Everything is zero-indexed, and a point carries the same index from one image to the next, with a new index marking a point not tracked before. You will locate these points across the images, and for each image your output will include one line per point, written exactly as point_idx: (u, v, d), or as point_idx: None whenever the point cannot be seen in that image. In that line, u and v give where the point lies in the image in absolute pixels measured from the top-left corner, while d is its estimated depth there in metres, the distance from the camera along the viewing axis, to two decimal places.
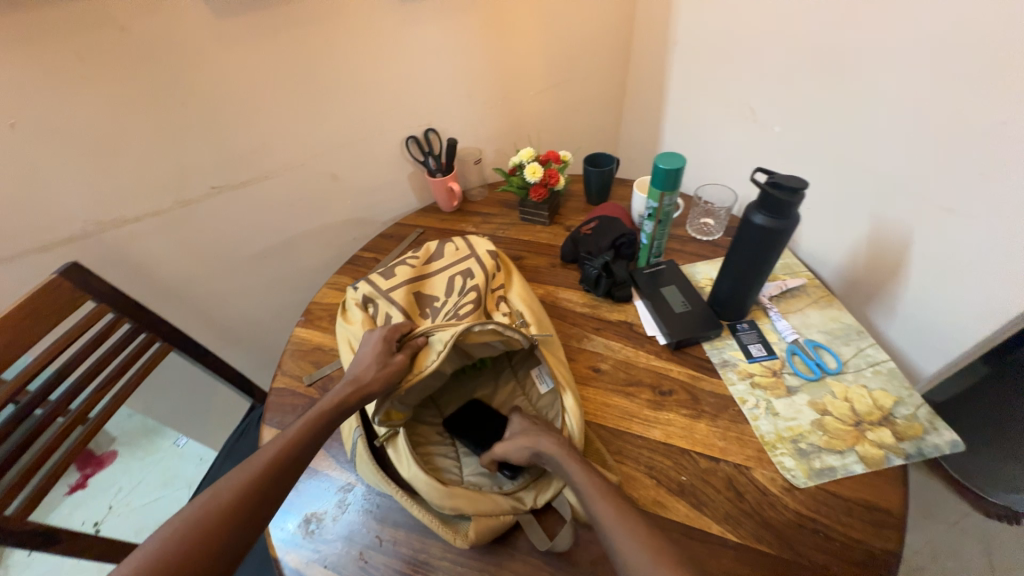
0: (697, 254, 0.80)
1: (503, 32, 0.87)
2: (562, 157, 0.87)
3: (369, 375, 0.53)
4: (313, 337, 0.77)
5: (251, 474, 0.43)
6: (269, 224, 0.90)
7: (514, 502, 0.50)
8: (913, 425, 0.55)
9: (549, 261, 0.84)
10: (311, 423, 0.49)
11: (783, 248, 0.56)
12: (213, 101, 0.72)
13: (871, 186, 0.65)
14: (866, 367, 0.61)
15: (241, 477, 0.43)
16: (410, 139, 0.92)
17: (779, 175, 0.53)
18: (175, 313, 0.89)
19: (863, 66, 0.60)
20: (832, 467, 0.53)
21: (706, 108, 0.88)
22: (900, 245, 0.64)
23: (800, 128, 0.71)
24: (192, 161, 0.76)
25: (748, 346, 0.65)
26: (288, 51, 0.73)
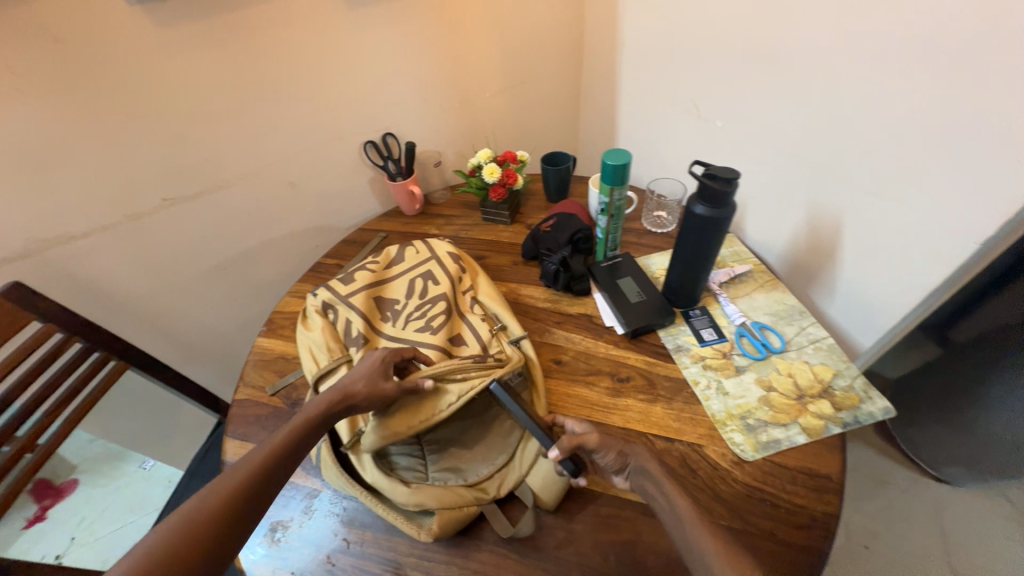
0: (652, 246, 0.84)
1: (454, 36, 0.88)
2: (519, 157, 0.89)
3: (358, 389, 0.52)
4: (276, 347, 0.76)
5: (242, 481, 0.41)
6: (226, 235, 0.89)
7: (478, 493, 0.51)
8: (850, 395, 0.59)
9: (511, 260, 0.86)
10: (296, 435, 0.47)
11: (723, 236, 0.60)
12: (159, 111, 0.71)
13: (805, 175, 0.69)
14: (807, 345, 0.65)
15: (225, 486, 0.41)
16: (368, 144, 0.92)
17: (714, 167, 0.56)
18: (129, 332, 0.87)
19: (791, 62, 0.64)
20: (777, 439, 0.56)
21: (655, 105, 0.91)
22: (833, 228, 0.68)
23: (740, 122, 0.75)
24: (140, 173, 0.74)
25: (699, 331, 0.68)
26: (235, 58, 0.72)
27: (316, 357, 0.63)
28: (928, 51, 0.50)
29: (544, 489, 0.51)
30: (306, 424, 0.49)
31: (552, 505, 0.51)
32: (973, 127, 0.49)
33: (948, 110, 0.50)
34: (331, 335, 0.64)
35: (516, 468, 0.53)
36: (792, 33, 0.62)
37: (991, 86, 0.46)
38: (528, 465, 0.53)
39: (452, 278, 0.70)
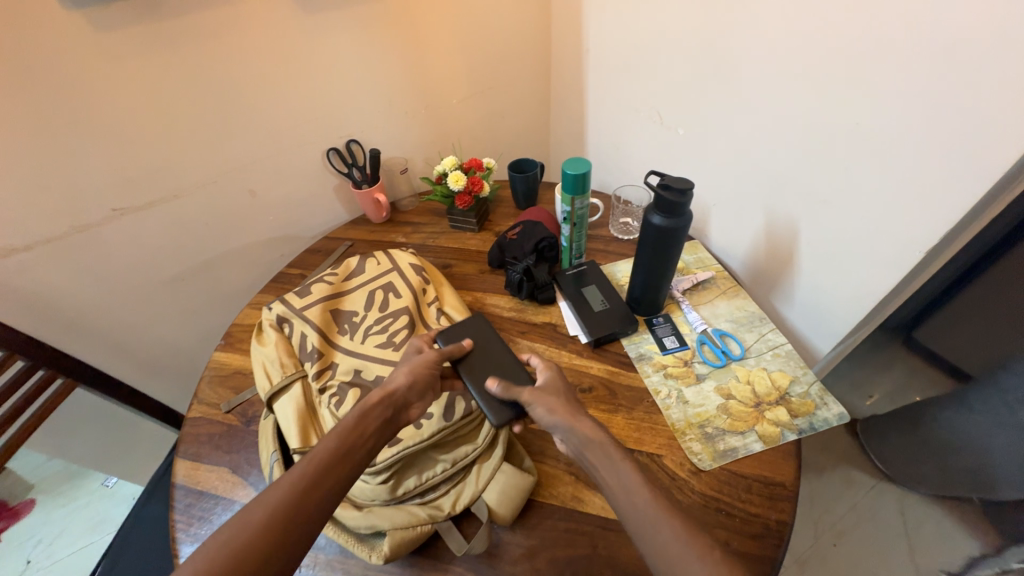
0: (618, 253, 0.84)
1: (418, 42, 0.88)
2: (485, 164, 0.88)
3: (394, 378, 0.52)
4: (232, 361, 0.74)
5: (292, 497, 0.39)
6: (184, 245, 0.86)
7: (432, 511, 0.50)
8: (806, 401, 0.60)
9: (478, 268, 0.85)
10: (349, 431, 0.45)
11: (682, 244, 0.60)
12: (106, 118, 0.68)
13: (763, 183, 0.70)
14: (766, 351, 0.66)
15: (275, 503, 0.38)
16: (331, 151, 0.91)
17: (669, 178, 0.56)
18: (83, 348, 0.83)
19: (745, 72, 0.65)
20: (734, 447, 0.56)
21: (619, 113, 0.92)
22: (790, 236, 0.69)
23: (699, 131, 0.76)
24: (87, 183, 0.71)
25: (662, 338, 0.69)
26: (187, 64, 0.70)
27: (269, 374, 0.61)
28: (871, 65, 0.51)
29: (501, 504, 0.51)
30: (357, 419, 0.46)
31: (508, 520, 0.50)
32: (918, 139, 0.50)
33: (893, 122, 0.52)
34: (285, 350, 0.63)
35: (472, 483, 0.52)
36: (746, 44, 0.63)
37: (927, 100, 0.48)
38: (483, 481, 0.52)
39: (415, 290, 0.69)
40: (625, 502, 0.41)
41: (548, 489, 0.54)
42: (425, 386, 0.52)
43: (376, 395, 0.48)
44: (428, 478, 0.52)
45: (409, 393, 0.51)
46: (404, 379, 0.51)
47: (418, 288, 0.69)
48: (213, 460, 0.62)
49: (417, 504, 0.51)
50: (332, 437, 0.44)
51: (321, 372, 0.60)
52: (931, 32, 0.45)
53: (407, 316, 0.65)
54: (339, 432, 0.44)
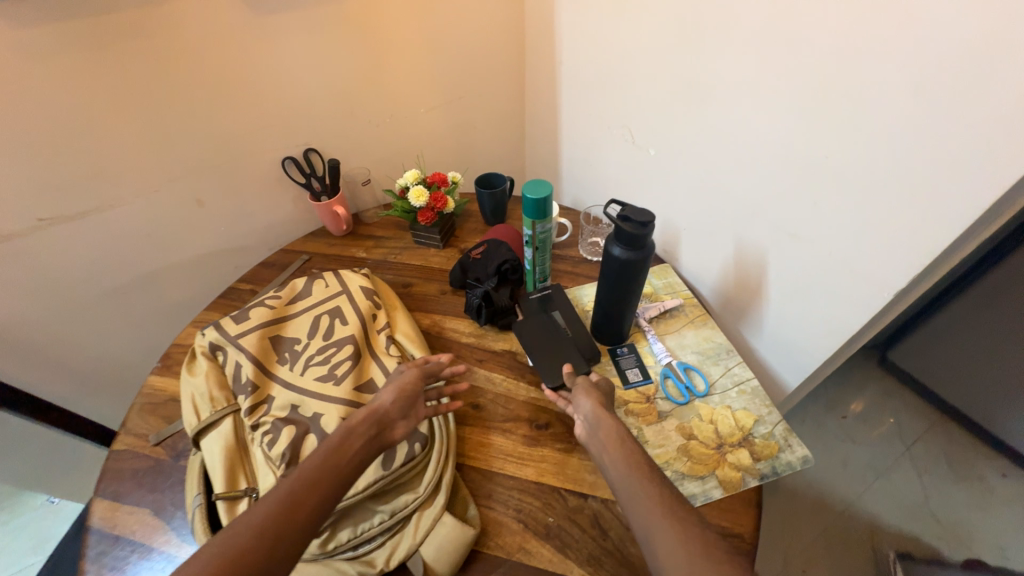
0: (586, 275, 0.81)
1: (381, 48, 0.83)
2: (449, 179, 0.85)
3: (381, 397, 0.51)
4: (167, 387, 0.69)
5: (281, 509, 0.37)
6: (124, 257, 0.80)
7: (362, 569, 0.46)
8: (769, 443, 0.57)
9: (439, 288, 0.81)
10: (335, 450, 0.43)
11: (645, 276, 0.57)
12: (29, 121, 0.62)
13: (730, 211, 0.68)
14: (731, 388, 0.63)
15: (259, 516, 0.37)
16: (287, 160, 0.86)
17: (630, 209, 0.53)
18: (8, 367, 0.76)
19: (715, 95, 0.63)
20: (693, 494, 0.53)
21: (591, 128, 0.89)
22: (758, 266, 0.67)
23: (668, 153, 0.74)
24: (10, 191, 0.65)
25: (625, 371, 0.65)
26: (121, 65, 0.65)
27: (197, 409, 0.57)
28: (840, 97, 0.49)
29: (438, 560, 0.47)
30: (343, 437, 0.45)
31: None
32: (886, 174, 0.48)
33: (860, 155, 0.50)
34: (216, 382, 0.58)
35: (411, 536, 0.48)
36: (716, 66, 0.61)
37: (896, 137, 0.46)
38: (423, 534, 0.48)
39: (364, 316, 0.65)
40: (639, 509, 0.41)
41: (493, 539, 0.50)
42: (406, 406, 0.51)
43: (358, 418, 0.47)
44: (363, 531, 0.48)
45: (396, 412, 0.50)
46: (391, 396, 0.51)
47: (366, 313, 0.66)
48: (134, 500, 0.57)
49: (347, 560, 0.47)
50: (315, 456, 0.42)
51: (254, 406, 0.56)
52: (904, 65, 0.43)
53: (352, 345, 0.61)
54: (322, 453, 0.42)
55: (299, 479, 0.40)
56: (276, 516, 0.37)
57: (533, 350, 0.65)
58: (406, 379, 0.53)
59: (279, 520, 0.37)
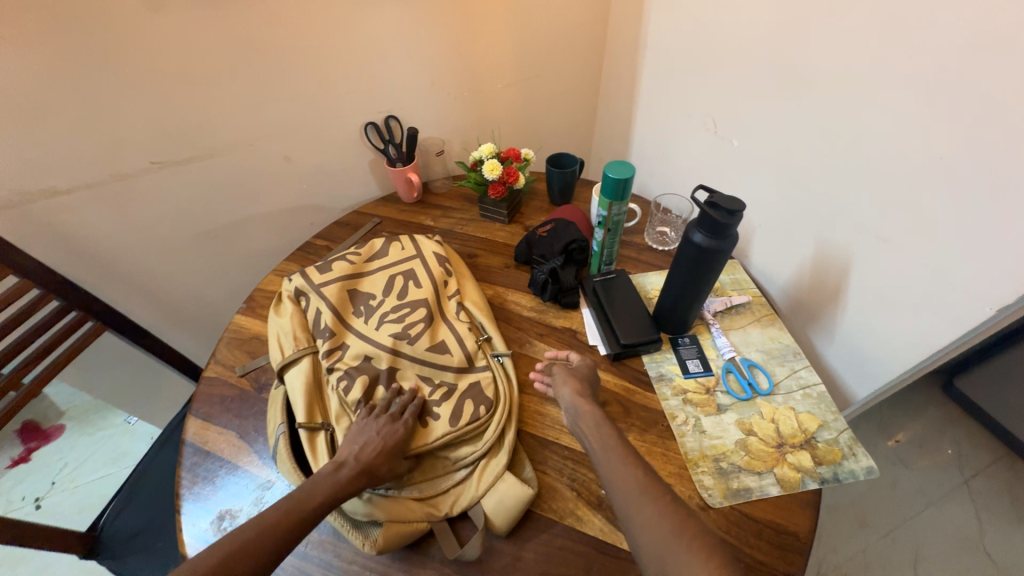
0: (651, 264, 0.80)
1: (466, 19, 0.84)
2: (522, 155, 0.86)
3: (380, 468, 0.49)
4: (251, 326, 0.74)
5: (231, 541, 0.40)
6: (218, 204, 0.87)
7: (429, 510, 0.50)
8: (833, 449, 0.56)
9: (503, 261, 0.83)
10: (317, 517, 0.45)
11: (722, 266, 0.56)
12: (148, 70, 0.68)
13: (815, 211, 0.65)
14: (796, 390, 0.62)
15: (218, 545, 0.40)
16: (369, 126, 0.89)
17: (719, 195, 0.52)
18: (114, 294, 0.85)
19: (813, 88, 0.60)
20: (748, 488, 0.53)
21: (670, 117, 0.87)
22: (840, 272, 0.64)
23: (755, 145, 0.71)
24: (129, 134, 0.72)
25: (685, 361, 0.65)
26: (231, 22, 0.70)
27: (282, 346, 0.62)
28: (962, 96, 0.45)
29: (499, 512, 0.50)
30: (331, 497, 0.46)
31: (503, 531, 0.49)
32: (1009, 183, 0.44)
33: (974, 160, 0.46)
34: (299, 324, 0.63)
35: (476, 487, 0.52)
36: (820, 53, 0.58)
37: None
38: (483, 485, 0.52)
39: (436, 281, 0.69)
40: (622, 500, 0.43)
41: (548, 502, 0.53)
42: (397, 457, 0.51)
43: (343, 475, 0.48)
44: None
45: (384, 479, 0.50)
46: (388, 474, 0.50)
47: (438, 278, 0.69)
48: (223, 423, 0.63)
49: (416, 500, 0.51)
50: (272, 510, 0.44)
51: (331, 351, 0.60)
52: None
53: (424, 308, 0.65)
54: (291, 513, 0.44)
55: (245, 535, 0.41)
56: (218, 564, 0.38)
57: (611, 311, 0.68)
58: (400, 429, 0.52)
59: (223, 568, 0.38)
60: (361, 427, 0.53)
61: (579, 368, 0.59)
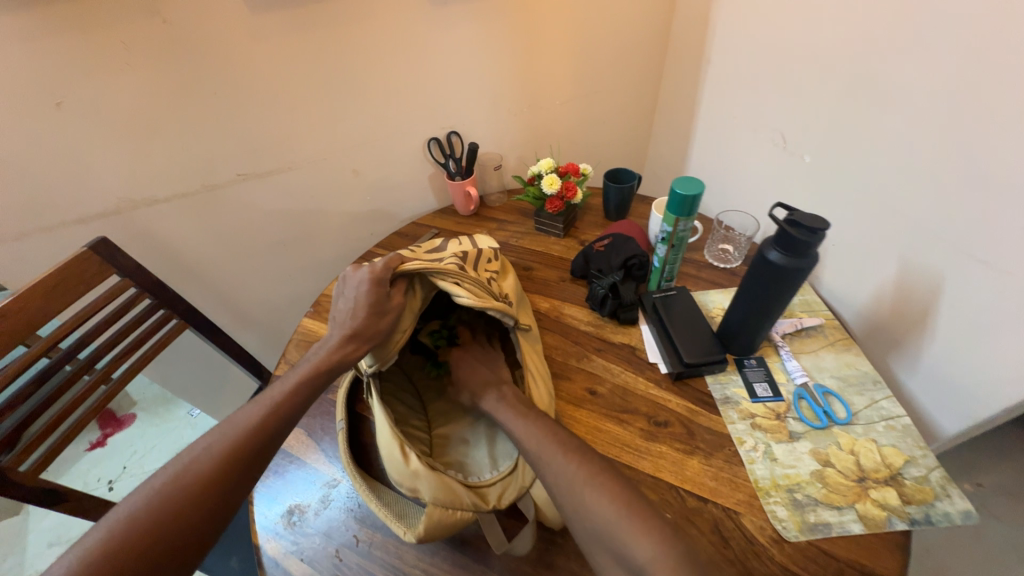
0: (713, 282, 0.78)
1: (532, 40, 0.87)
2: (581, 170, 0.87)
3: (361, 326, 0.55)
4: (318, 329, 0.78)
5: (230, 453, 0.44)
6: (290, 213, 0.93)
7: (476, 499, 0.48)
8: (922, 488, 0.51)
9: (558, 275, 0.83)
10: (302, 381, 0.51)
11: (800, 285, 0.54)
12: (243, 91, 0.75)
13: (901, 232, 0.61)
14: (878, 421, 0.58)
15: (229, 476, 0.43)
16: (432, 141, 0.93)
17: (800, 213, 0.50)
18: (194, 292, 0.93)
19: (899, 101, 0.57)
20: (827, 523, 0.50)
21: (735, 133, 0.86)
22: (927, 297, 0.60)
23: (828, 163, 0.69)
24: (221, 148, 0.79)
25: (753, 384, 0.63)
26: (317, 48, 0.75)
27: None
28: None
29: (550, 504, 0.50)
30: (317, 370, 0.52)
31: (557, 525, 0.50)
32: None
33: None
34: None
35: (522, 481, 0.51)
36: (907, 66, 0.55)
37: None
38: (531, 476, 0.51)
39: (480, 255, 0.68)
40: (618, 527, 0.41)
41: None
42: (373, 304, 0.56)
43: (331, 340, 0.54)
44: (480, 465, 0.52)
45: (374, 341, 0.55)
46: (367, 328, 0.55)
47: (481, 256, 0.68)
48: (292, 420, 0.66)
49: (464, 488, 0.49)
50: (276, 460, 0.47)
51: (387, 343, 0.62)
52: None
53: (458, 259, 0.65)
54: (265, 405, 0.48)
55: (203, 450, 0.43)
56: (186, 498, 0.40)
57: (673, 328, 0.66)
58: (365, 272, 0.58)
59: (195, 507, 0.40)
60: (344, 291, 0.59)
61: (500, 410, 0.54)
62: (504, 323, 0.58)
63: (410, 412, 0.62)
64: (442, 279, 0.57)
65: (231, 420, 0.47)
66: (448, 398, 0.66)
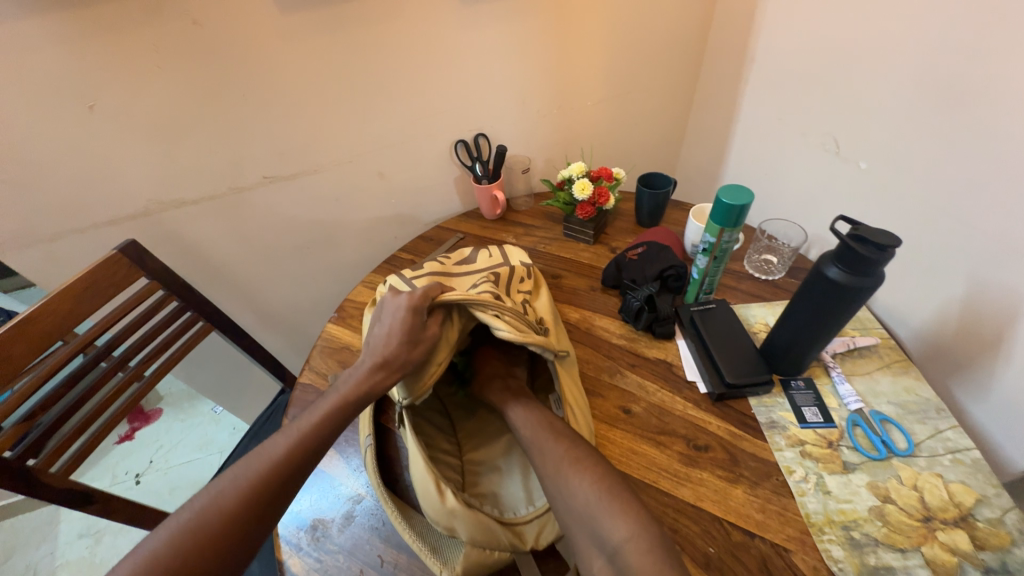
0: (754, 294, 0.73)
1: (565, 38, 0.84)
2: (614, 175, 0.83)
3: (393, 354, 0.53)
4: (342, 336, 0.77)
5: (250, 484, 0.43)
6: (315, 216, 0.92)
7: (514, 540, 0.48)
8: (998, 532, 0.46)
9: (588, 284, 0.80)
10: (329, 412, 0.50)
11: (860, 304, 0.49)
12: (272, 94, 0.74)
13: (974, 248, 0.56)
14: (943, 454, 0.53)
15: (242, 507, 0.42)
16: (459, 143, 0.91)
17: (866, 227, 0.45)
18: (218, 293, 0.93)
19: (976, 104, 0.52)
20: (889, 567, 0.45)
21: (781, 135, 0.81)
22: (1002, 320, 0.54)
23: (888, 170, 0.64)
24: (248, 151, 0.78)
25: (801, 408, 0.58)
26: (345, 49, 0.73)
27: None
28: None
29: None
30: (344, 401, 0.51)
31: None
32: None
33: None
34: None
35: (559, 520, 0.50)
36: (988, 66, 0.50)
37: None
38: None
39: (513, 275, 0.68)
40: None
41: None
42: (408, 332, 0.54)
43: (361, 368, 0.53)
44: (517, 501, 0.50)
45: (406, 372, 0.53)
46: (400, 357, 0.53)
47: (513, 277, 0.68)
48: None
49: (501, 527, 0.48)
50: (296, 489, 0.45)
51: None
52: None
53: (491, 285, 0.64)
54: (292, 436, 0.47)
55: (231, 483, 0.43)
56: (213, 529, 0.40)
57: (713, 345, 0.62)
58: (404, 299, 0.56)
59: (221, 541, 0.40)
60: (380, 314, 0.58)
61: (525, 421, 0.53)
62: (542, 358, 0.56)
63: (439, 434, 0.60)
64: (481, 311, 0.55)
65: (261, 450, 0.46)
66: (477, 418, 0.64)
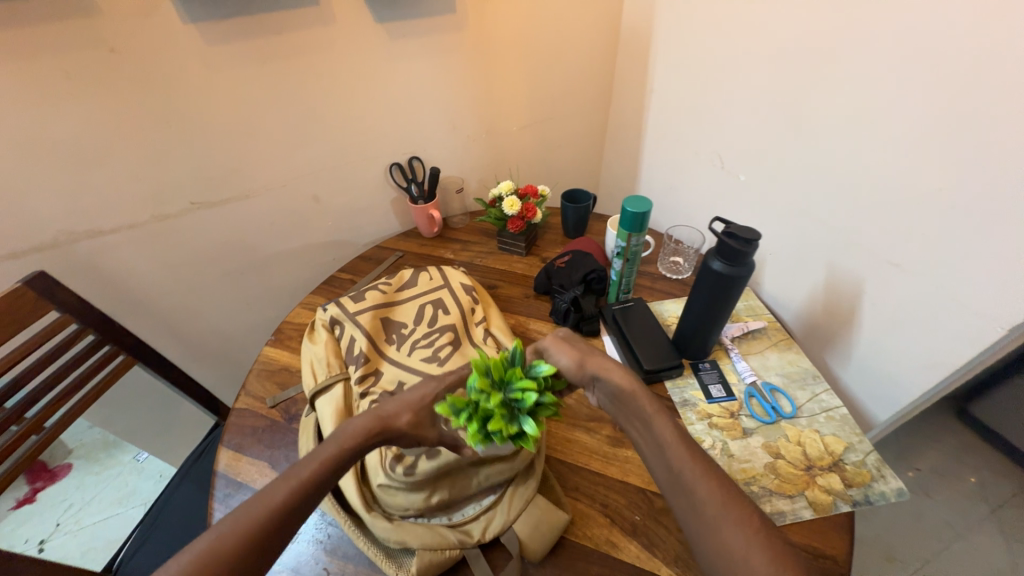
0: (667, 292, 0.83)
1: (488, 70, 0.92)
2: (540, 192, 0.91)
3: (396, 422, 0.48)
4: (280, 358, 0.76)
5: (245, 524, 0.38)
6: (249, 241, 0.92)
7: (462, 537, 0.51)
8: (861, 471, 0.56)
9: (522, 292, 0.86)
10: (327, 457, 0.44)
11: (740, 291, 0.59)
12: (199, 120, 0.74)
13: (827, 241, 0.68)
14: (819, 413, 0.63)
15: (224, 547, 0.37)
16: (393, 166, 0.95)
17: (735, 226, 0.55)
18: (139, 324, 0.88)
19: (810, 128, 0.65)
20: (781, 511, 0.53)
21: (678, 155, 0.93)
22: (852, 294, 0.66)
23: (760, 182, 0.76)
24: (174, 177, 0.78)
25: (708, 386, 0.67)
26: (277, 77, 0.76)
27: (315, 373, 0.66)
28: (969, 127, 0.48)
29: (532, 539, 0.51)
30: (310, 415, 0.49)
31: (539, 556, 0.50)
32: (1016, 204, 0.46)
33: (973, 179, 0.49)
34: (332, 351, 0.68)
35: (503, 514, 0.53)
36: (817, 98, 0.64)
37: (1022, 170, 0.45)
38: (514, 511, 0.53)
39: (463, 310, 0.72)
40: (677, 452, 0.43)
41: (582, 530, 0.53)
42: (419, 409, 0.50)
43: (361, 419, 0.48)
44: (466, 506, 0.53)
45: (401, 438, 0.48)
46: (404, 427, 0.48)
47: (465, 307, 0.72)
48: (255, 453, 0.63)
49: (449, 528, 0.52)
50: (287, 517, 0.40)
51: (365, 376, 0.63)
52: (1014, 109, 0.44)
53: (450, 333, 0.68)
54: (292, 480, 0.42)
55: (229, 530, 0.38)
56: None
57: (636, 343, 0.69)
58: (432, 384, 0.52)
59: None
60: None
61: (565, 353, 0.52)
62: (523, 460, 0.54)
63: None
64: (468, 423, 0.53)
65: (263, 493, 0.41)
66: None
